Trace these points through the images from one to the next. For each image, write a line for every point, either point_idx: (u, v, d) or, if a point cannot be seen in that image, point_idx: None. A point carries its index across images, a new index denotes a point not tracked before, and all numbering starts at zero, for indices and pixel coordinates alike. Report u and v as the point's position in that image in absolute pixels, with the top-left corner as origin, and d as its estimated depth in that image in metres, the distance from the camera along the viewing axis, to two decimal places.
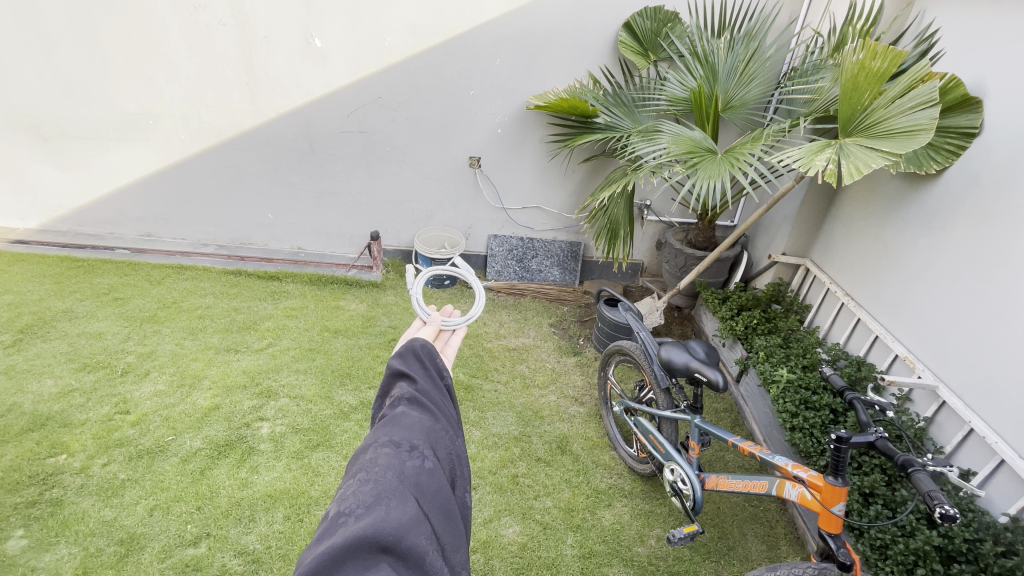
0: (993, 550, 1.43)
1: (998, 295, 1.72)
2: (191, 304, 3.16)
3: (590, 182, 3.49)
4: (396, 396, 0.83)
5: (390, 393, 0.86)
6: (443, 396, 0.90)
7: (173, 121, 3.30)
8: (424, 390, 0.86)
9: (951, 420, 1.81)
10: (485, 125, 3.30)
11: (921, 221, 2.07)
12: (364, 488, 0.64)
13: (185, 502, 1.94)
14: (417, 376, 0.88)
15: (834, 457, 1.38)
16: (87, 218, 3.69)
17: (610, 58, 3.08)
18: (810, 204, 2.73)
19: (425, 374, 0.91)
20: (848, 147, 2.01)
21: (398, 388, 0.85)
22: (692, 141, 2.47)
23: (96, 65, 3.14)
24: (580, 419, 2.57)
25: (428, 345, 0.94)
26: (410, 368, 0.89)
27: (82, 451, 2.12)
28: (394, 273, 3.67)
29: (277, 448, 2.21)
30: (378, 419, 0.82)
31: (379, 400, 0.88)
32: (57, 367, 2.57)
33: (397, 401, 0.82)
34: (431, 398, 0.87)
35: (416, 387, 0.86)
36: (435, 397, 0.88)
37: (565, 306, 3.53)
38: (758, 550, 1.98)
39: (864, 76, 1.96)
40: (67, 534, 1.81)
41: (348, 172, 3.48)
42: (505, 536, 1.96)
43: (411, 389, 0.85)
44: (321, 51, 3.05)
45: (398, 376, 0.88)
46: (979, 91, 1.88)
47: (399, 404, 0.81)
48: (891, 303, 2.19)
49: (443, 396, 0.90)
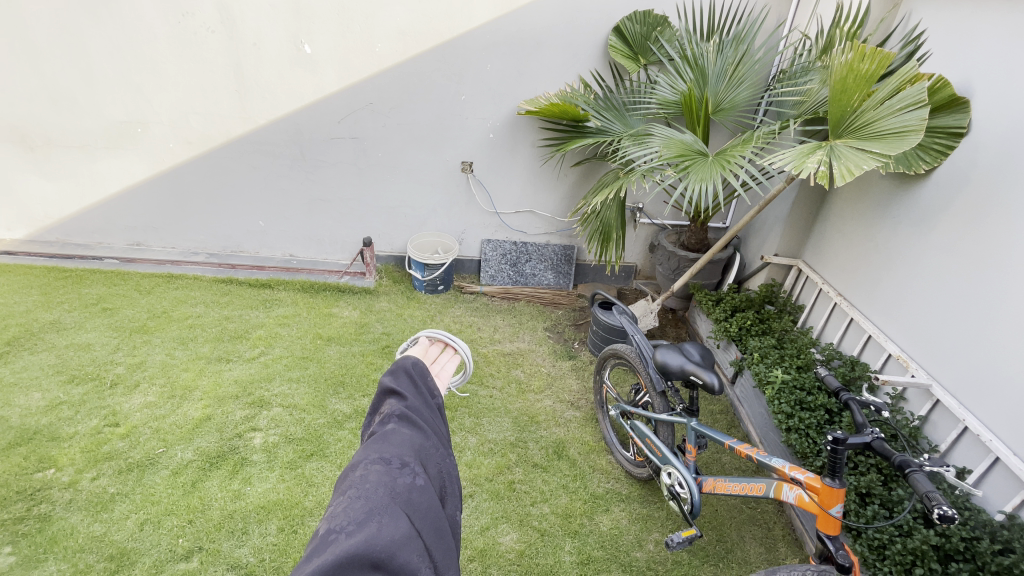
0: (989, 548, 1.43)
1: (990, 293, 1.73)
2: (181, 313, 3.12)
3: (581, 186, 3.50)
4: (386, 414, 0.82)
5: (380, 409, 0.85)
6: (434, 414, 0.89)
7: (162, 129, 3.27)
8: (414, 407, 0.86)
9: (945, 418, 1.82)
10: (476, 129, 3.30)
11: (911, 221, 2.09)
12: (357, 501, 0.64)
13: (175, 516, 1.91)
14: (407, 394, 0.87)
15: (831, 459, 1.36)
16: (75, 228, 3.64)
17: (601, 62, 3.08)
18: (801, 206, 2.74)
19: (415, 392, 0.90)
20: (838, 148, 2.02)
21: (388, 405, 0.84)
22: (683, 145, 2.48)
23: (82, 74, 3.11)
24: (576, 424, 2.56)
25: (415, 362, 0.94)
26: (399, 385, 0.88)
27: (70, 465, 2.08)
28: (387, 279, 3.64)
29: (270, 458, 2.18)
30: (368, 436, 0.81)
31: (370, 417, 0.88)
32: (45, 380, 2.52)
33: (387, 418, 0.81)
34: (420, 415, 0.86)
35: (405, 403, 0.85)
36: (427, 414, 0.87)
37: (559, 310, 3.53)
38: (757, 553, 1.98)
39: (853, 77, 1.98)
40: (55, 550, 1.77)
41: (339, 179, 3.46)
42: (503, 544, 1.94)
43: (401, 406, 0.84)
44: (310, 57, 3.04)
45: (387, 393, 0.87)
46: (966, 92, 1.90)
47: (389, 421, 0.80)
48: (883, 302, 2.20)
49: (434, 413, 0.89)
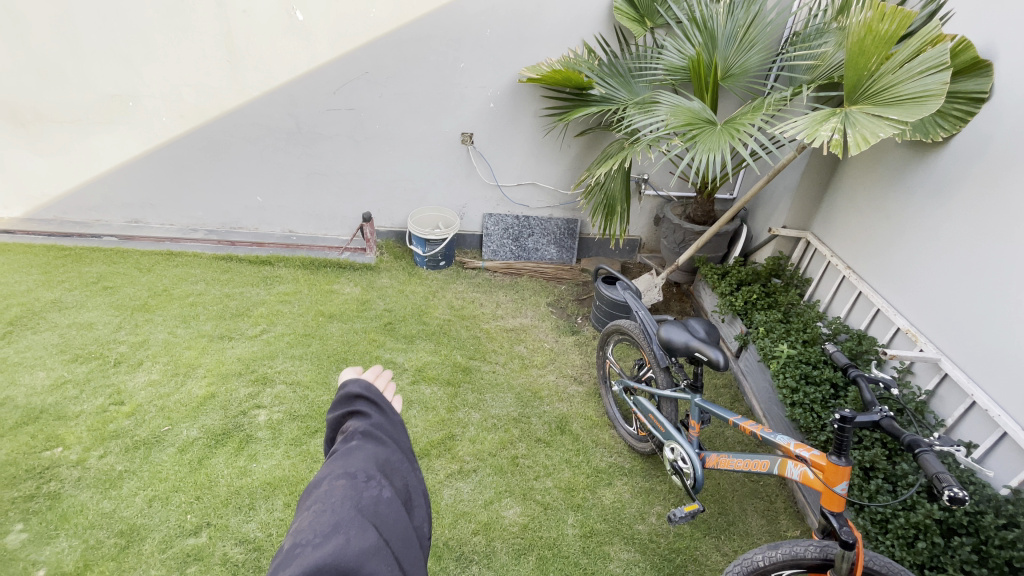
0: (994, 522, 1.43)
1: (1007, 266, 1.68)
2: (182, 291, 3.10)
3: (585, 156, 3.41)
4: (349, 430, 0.81)
5: (342, 428, 0.82)
6: (398, 427, 0.87)
7: (154, 103, 3.18)
8: (379, 424, 0.84)
9: (953, 392, 1.79)
10: (476, 99, 3.19)
11: (926, 191, 2.02)
12: (321, 518, 0.64)
13: (183, 492, 1.93)
14: (370, 411, 0.84)
15: (837, 437, 1.33)
16: (72, 206, 3.59)
17: (605, 25, 2.95)
18: (811, 176, 2.66)
19: (377, 407, 0.87)
20: (853, 115, 1.94)
21: (351, 422, 0.82)
22: (690, 113, 2.38)
23: (69, 45, 3.01)
24: (579, 398, 2.56)
25: (374, 380, 0.88)
26: (359, 402, 0.86)
27: (78, 443, 2.10)
28: (388, 255, 3.59)
29: (275, 436, 2.19)
30: (331, 454, 0.79)
31: (333, 434, 0.85)
32: (49, 359, 2.53)
33: (350, 434, 0.80)
34: (386, 430, 0.85)
35: (369, 419, 0.83)
36: (391, 427, 0.86)
37: (562, 285, 3.49)
38: (759, 526, 2.00)
39: (871, 40, 1.88)
40: (66, 527, 1.80)
41: (337, 152, 3.38)
42: (507, 517, 1.96)
43: (365, 422, 0.83)
44: (303, 25, 2.93)
45: (348, 411, 0.84)
46: (988, 55, 1.81)
47: (353, 437, 0.79)
48: (893, 275, 2.15)
49: (398, 426, 0.88)
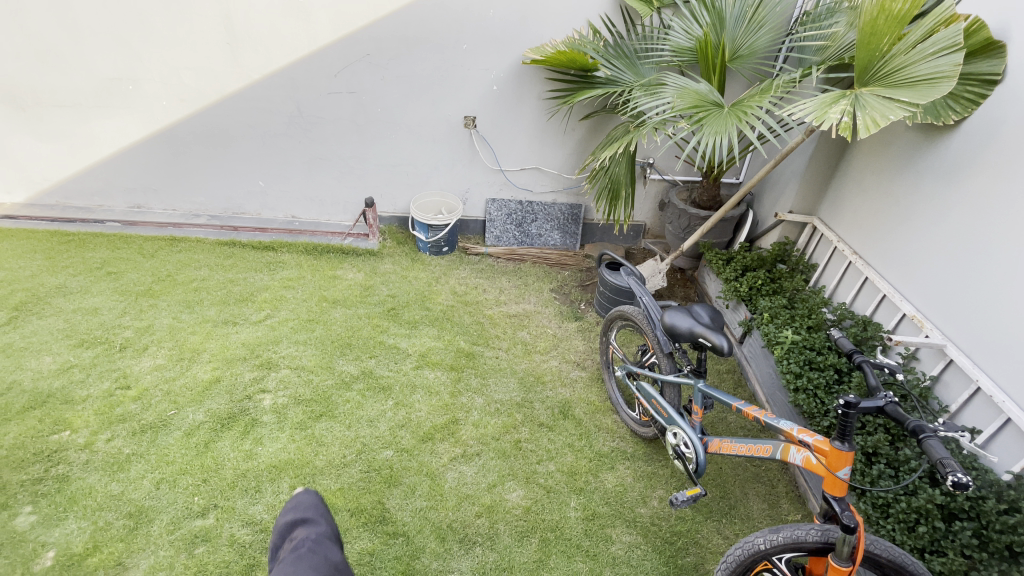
0: (995, 508, 1.43)
1: (1016, 252, 1.65)
2: (186, 277, 3.11)
3: (590, 140, 3.37)
4: (299, 538, 1.15)
5: (294, 539, 1.17)
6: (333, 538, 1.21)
7: (153, 87, 3.15)
8: (320, 531, 1.18)
9: (958, 378, 1.78)
10: (479, 81, 3.14)
11: (936, 174, 1.99)
12: None
13: (190, 475, 1.96)
14: (315, 522, 1.21)
15: (841, 423, 1.33)
16: (74, 191, 3.58)
17: (610, 5, 2.88)
18: (819, 159, 2.62)
19: (318, 521, 1.22)
20: (864, 97, 1.90)
21: (301, 532, 1.17)
22: (697, 95, 2.34)
23: (66, 27, 2.97)
24: (581, 383, 2.57)
25: (316, 496, 1.29)
26: (307, 519, 1.21)
27: (85, 427, 2.13)
28: (391, 240, 3.58)
29: (280, 420, 2.21)
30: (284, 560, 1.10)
31: (283, 542, 1.19)
32: (55, 344, 2.55)
33: (302, 539, 1.14)
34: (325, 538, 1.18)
35: (314, 531, 1.18)
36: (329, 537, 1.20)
37: (566, 271, 3.48)
38: (760, 510, 2.01)
39: (884, 19, 1.83)
40: (75, 509, 1.83)
41: (338, 136, 3.35)
42: (510, 500, 1.98)
43: (312, 532, 1.17)
44: (303, 6, 2.89)
45: (300, 525, 1.20)
46: (1003, 34, 1.76)
47: (301, 544, 1.13)
48: (901, 260, 2.13)
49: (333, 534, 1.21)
